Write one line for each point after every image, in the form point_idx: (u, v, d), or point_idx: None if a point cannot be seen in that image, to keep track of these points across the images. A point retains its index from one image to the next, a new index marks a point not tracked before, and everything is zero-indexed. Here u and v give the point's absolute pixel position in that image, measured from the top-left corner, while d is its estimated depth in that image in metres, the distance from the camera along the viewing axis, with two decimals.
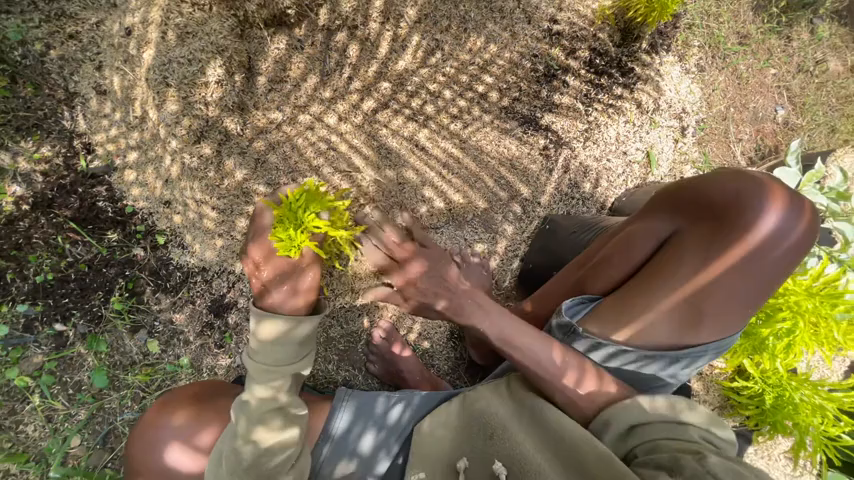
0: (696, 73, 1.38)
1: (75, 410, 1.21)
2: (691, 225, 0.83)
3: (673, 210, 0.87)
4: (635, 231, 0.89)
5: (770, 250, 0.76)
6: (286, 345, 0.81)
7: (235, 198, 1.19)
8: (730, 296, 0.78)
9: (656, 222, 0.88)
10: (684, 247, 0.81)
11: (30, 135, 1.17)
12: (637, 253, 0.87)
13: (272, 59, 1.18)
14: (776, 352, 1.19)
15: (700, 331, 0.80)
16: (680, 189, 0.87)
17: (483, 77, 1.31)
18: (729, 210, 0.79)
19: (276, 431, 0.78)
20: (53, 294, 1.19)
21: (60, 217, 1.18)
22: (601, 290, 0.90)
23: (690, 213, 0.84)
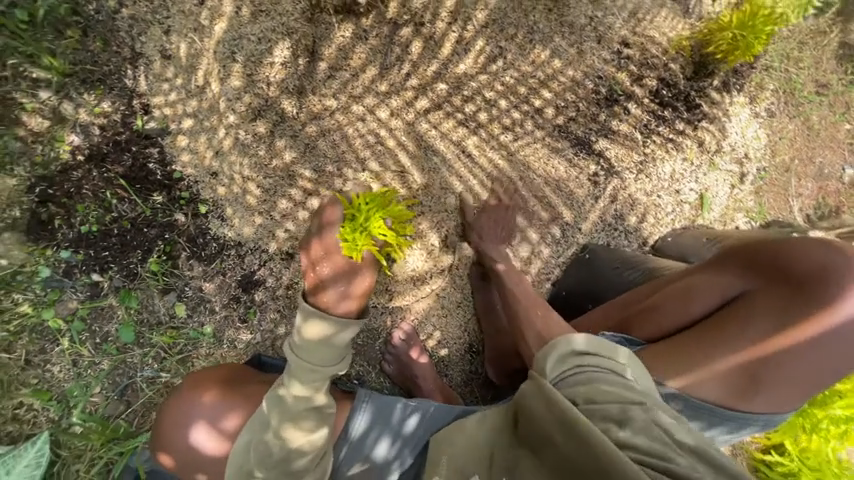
0: (765, 117, 1.32)
1: (99, 359, 1.25)
2: (767, 287, 0.79)
3: (746, 268, 0.83)
4: (698, 282, 0.86)
5: (840, 332, 0.75)
6: (327, 348, 0.81)
7: (281, 179, 1.21)
8: (790, 368, 0.76)
9: (727, 277, 0.84)
10: (755, 307, 0.78)
11: (94, 88, 1.20)
12: (699, 304, 0.84)
13: (336, 46, 1.18)
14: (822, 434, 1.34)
15: (750, 399, 0.78)
16: (757, 248, 0.84)
17: (542, 91, 1.28)
18: (813, 280, 0.76)
19: (306, 430, 0.82)
20: (94, 245, 1.22)
21: (111, 172, 1.21)
22: (649, 336, 0.87)
23: (766, 274, 0.80)
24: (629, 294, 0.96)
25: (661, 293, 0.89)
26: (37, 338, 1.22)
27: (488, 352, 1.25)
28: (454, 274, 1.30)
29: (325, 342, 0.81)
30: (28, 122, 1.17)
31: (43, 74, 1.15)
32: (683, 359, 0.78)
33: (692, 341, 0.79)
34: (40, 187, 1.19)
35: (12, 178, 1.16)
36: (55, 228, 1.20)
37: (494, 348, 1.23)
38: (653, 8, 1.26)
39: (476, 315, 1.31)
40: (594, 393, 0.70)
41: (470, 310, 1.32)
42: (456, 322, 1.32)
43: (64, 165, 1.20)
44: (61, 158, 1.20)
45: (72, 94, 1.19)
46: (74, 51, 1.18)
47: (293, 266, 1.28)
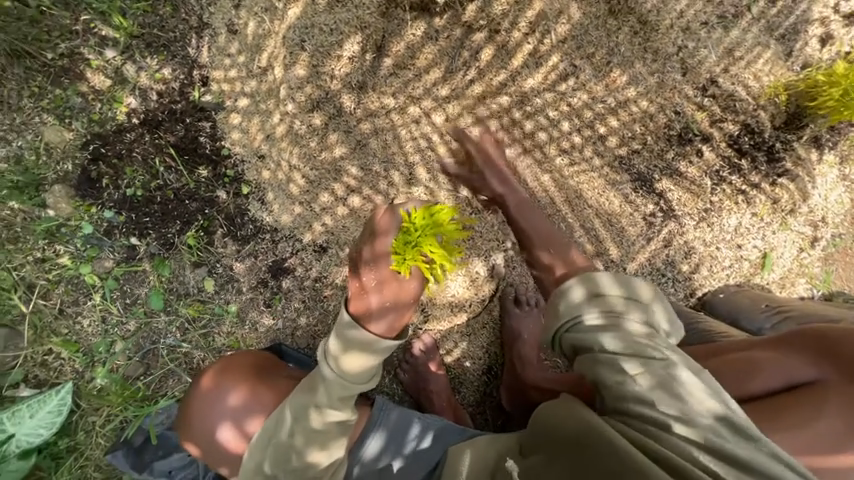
0: (853, 181, 1.20)
1: (126, 320, 1.28)
2: (843, 382, 0.71)
3: (821, 356, 0.75)
4: (762, 360, 0.79)
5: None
6: (366, 377, 0.78)
7: (327, 172, 1.18)
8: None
9: (795, 361, 0.76)
10: (832, 399, 0.69)
11: (158, 54, 1.20)
12: (759, 384, 0.76)
13: (404, 44, 1.13)
14: None
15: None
16: (838, 339, 0.76)
17: (610, 118, 1.20)
18: None
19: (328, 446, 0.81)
20: (137, 209, 1.23)
21: (163, 140, 1.21)
22: None
23: (847, 367, 0.72)
24: None
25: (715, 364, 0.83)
26: (72, 290, 1.26)
27: (508, 379, 1.19)
28: (485, 293, 1.26)
29: (366, 373, 0.77)
30: (91, 79, 1.20)
31: (111, 32, 1.18)
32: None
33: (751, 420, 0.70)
34: (94, 145, 1.21)
35: (69, 131, 1.20)
36: (102, 187, 1.22)
37: (515, 377, 1.17)
38: (753, 45, 1.14)
39: (500, 338, 1.26)
40: (604, 342, 0.69)
41: (494, 332, 1.27)
42: (478, 342, 1.27)
43: (119, 126, 1.21)
44: (116, 119, 1.21)
45: (137, 57, 1.20)
46: (145, 15, 1.18)
47: (323, 259, 1.26)
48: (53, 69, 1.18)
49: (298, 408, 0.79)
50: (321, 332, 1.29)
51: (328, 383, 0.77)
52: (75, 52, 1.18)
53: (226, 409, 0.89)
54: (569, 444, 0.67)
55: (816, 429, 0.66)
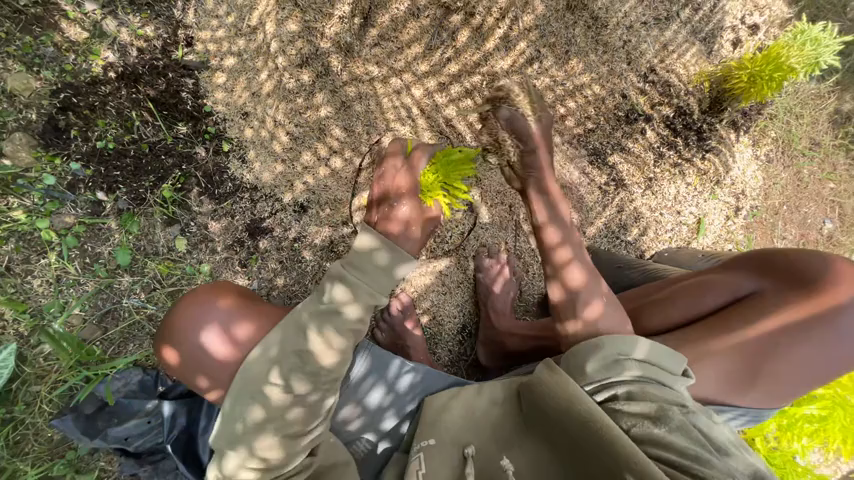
0: (763, 161, 1.44)
1: (84, 280, 1.20)
2: (776, 287, 0.88)
3: (761, 274, 0.91)
4: (714, 282, 0.94)
5: (841, 338, 0.82)
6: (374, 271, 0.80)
7: (312, 130, 1.23)
8: (791, 364, 0.82)
9: (740, 278, 0.93)
10: (769, 303, 0.86)
11: (140, 11, 1.19)
12: (713, 299, 0.92)
13: (389, 17, 1.23)
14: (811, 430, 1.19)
15: (745, 395, 0.84)
16: (774, 258, 0.92)
17: (570, 99, 1.36)
18: (822, 284, 0.84)
19: (330, 343, 0.79)
20: (107, 162, 1.20)
21: (142, 95, 1.20)
22: (661, 326, 0.93)
23: (779, 280, 0.89)
24: (643, 288, 1.04)
25: (675, 289, 0.96)
26: (24, 247, 1.17)
27: (484, 331, 1.26)
28: (460, 254, 1.32)
29: (374, 267, 0.80)
30: (66, 29, 1.17)
31: None
32: (699, 345, 0.83)
33: (705, 330, 0.85)
34: (65, 94, 1.17)
35: (37, 79, 1.16)
36: (70, 138, 1.18)
37: (492, 329, 1.24)
38: (683, 44, 1.37)
39: (475, 297, 1.33)
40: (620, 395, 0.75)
41: (469, 292, 1.34)
42: (454, 302, 1.33)
43: (94, 78, 1.18)
44: (91, 71, 1.18)
45: (118, 12, 1.19)
46: None
47: (303, 219, 1.28)
48: (24, 16, 1.14)
49: (294, 331, 0.79)
50: (298, 292, 1.30)
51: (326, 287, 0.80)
52: (50, 1, 1.15)
53: (237, 313, 0.85)
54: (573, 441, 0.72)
55: (754, 330, 0.83)
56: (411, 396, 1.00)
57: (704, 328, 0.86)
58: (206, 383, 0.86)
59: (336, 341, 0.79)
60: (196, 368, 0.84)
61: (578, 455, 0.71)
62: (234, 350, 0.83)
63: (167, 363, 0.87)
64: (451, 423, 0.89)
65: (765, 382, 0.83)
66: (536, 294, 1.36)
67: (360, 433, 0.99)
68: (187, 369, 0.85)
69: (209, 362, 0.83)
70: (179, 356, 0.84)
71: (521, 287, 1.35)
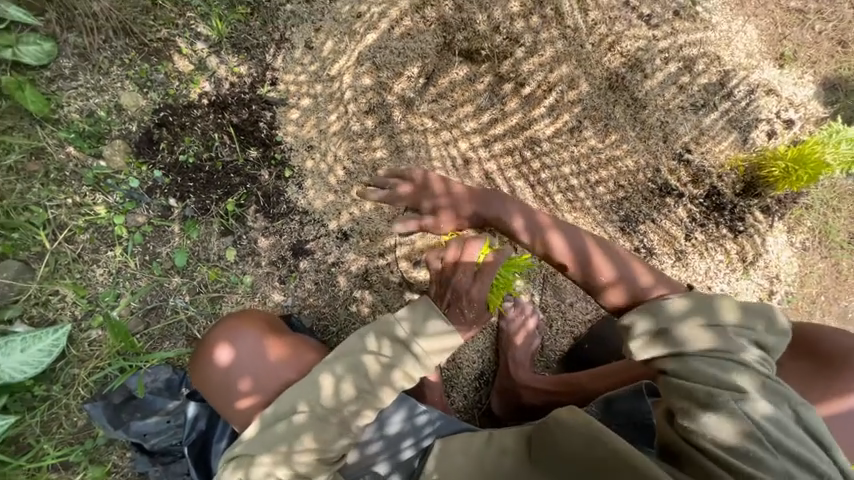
0: (799, 248, 1.44)
1: (140, 275, 1.32)
2: (789, 363, 0.89)
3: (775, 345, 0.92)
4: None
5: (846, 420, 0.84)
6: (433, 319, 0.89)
7: (366, 168, 1.36)
8: None
9: None
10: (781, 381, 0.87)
11: (239, 54, 1.40)
12: None
13: (449, 80, 1.39)
14: None
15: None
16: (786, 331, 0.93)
17: (606, 167, 1.44)
18: (835, 366, 0.86)
19: (384, 378, 0.86)
20: (184, 174, 1.35)
21: (226, 121, 1.38)
22: None
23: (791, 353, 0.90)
24: None
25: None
26: (97, 238, 1.31)
27: (499, 378, 1.26)
28: None
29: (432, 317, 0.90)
30: (177, 62, 1.38)
31: (207, 30, 1.39)
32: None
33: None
34: (164, 113, 1.36)
35: (145, 99, 1.36)
36: (158, 150, 1.35)
37: (507, 377, 1.24)
38: (720, 130, 1.45)
39: (495, 343, 1.34)
40: (675, 374, 0.80)
41: (490, 339, 1.36)
42: (475, 346, 1.35)
43: (189, 102, 1.38)
44: (189, 97, 1.38)
45: (222, 53, 1.40)
46: (238, 22, 1.40)
47: (344, 246, 1.37)
48: (148, 49, 1.37)
49: (348, 352, 0.88)
50: (328, 315, 1.36)
51: (381, 321, 0.90)
52: (170, 39, 1.38)
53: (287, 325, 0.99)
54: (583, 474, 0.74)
55: None
56: (427, 431, 0.99)
57: None
58: (248, 387, 0.92)
59: (390, 378, 0.87)
60: (244, 370, 0.92)
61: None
62: (283, 354, 0.94)
63: (207, 370, 0.93)
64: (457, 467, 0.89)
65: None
66: (558, 350, 1.37)
67: (372, 461, 0.97)
68: (233, 373, 0.92)
69: (257, 364, 0.92)
70: (230, 358, 0.92)
71: (544, 341, 1.36)
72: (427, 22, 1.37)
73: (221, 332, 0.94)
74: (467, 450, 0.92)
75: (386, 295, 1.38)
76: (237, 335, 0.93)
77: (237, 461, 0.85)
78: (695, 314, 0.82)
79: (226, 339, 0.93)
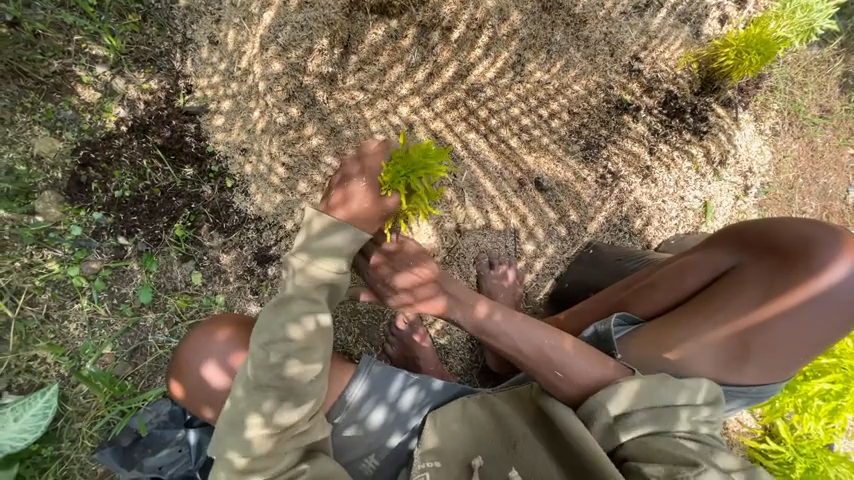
0: (769, 135, 1.38)
1: (113, 320, 1.30)
2: (753, 260, 0.86)
3: (740, 244, 0.88)
4: (693, 260, 0.92)
5: (826, 302, 0.79)
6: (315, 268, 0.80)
7: (306, 159, 1.29)
8: (780, 340, 0.81)
9: (715, 254, 0.91)
10: (746, 280, 0.84)
11: (144, 67, 1.29)
12: (690, 281, 0.91)
13: (369, 43, 1.28)
14: (819, 414, 1.11)
15: (734, 370, 0.83)
16: (747, 227, 0.89)
17: (557, 98, 1.36)
18: (798, 252, 0.82)
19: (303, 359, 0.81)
20: (125, 209, 1.30)
21: (151, 143, 1.30)
22: (647, 314, 0.94)
23: (757, 249, 0.86)
24: (626, 278, 1.02)
25: (659, 273, 0.95)
26: (59, 294, 1.28)
27: None
28: (461, 262, 1.33)
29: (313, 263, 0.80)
30: (81, 93, 1.27)
31: (101, 49, 1.26)
32: (676, 332, 0.86)
33: (684, 316, 0.86)
34: (84, 151, 1.27)
35: (59, 140, 1.26)
36: (92, 191, 1.28)
37: None
38: (669, 29, 1.35)
39: None
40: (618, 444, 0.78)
41: None
42: None
43: (108, 133, 1.28)
44: (105, 127, 1.28)
45: (125, 71, 1.28)
46: (132, 33, 1.28)
47: None
48: (45, 85, 1.25)
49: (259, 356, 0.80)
50: None
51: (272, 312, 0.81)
52: (67, 70, 1.26)
53: (229, 349, 0.92)
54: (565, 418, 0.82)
55: (731, 308, 0.83)
56: (415, 413, 0.98)
57: (683, 314, 0.87)
58: (212, 413, 0.95)
59: (309, 355, 0.81)
60: (202, 400, 0.93)
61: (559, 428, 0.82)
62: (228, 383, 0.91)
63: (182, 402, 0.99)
64: (453, 439, 0.89)
65: (753, 356, 0.82)
66: (543, 294, 1.36)
67: (366, 456, 0.97)
68: (196, 401, 0.95)
69: (209, 391, 0.92)
70: (186, 390, 0.94)
71: (527, 289, 1.35)
72: None
73: (176, 362, 0.96)
74: (456, 417, 0.92)
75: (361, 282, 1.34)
76: (182, 368, 0.93)
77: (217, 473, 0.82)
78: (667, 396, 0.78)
79: (177, 373, 0.94)
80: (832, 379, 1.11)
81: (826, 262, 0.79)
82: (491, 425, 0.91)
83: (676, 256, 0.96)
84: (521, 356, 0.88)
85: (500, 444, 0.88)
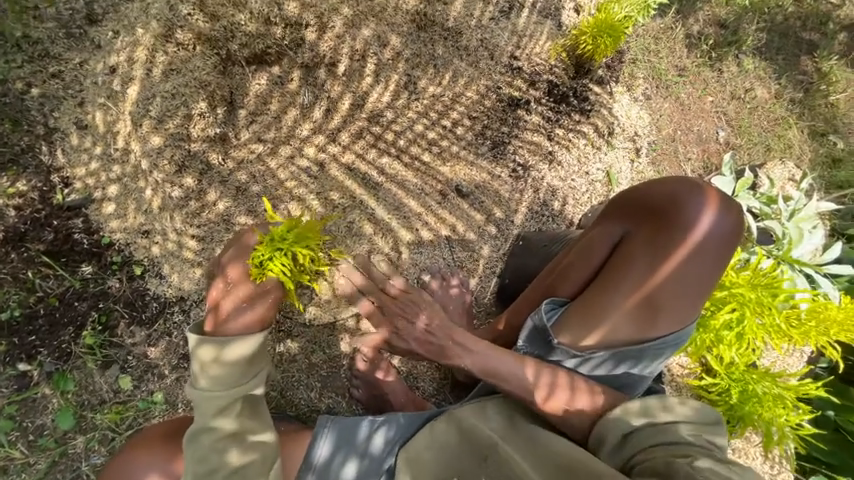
0: (643, 100, 1.54)
1: (34, 458, 1.13)
2: (642, 224, 0.94)
3: (625, 214, 0.97)
4: (596, 235, 0.98)
5: (706, 248, 0.89)
6: (224, 367, 0.76)
7: (217, 225, 1.22)
8: (680, 290, 0.89)
9: (612, 225, 0.98)
10: (639, 243, 0.92)
11: (5, 170, 1.14)
12: (598, 254, 0.97)
13: (254, 95, 1.26)
14: (732, 342, 1.23)
15: (650, 329, 0.91)
16: (627, 196, 0.98)
17: (454, 107, 1.41)
18: (675, 209, 0.91)
19: (237, 453, 0.77)
20: (19, 330, 1.14)
21: (33, 251, 1.15)
22: (570, 294, 0.99)
23: (643, 212, 0.94)
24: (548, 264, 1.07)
25: (568, 257, 1.00)
26: None
27: None
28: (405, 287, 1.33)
29: (221, 362, 0.76)
30: None
31: None
32: (594, 306, 0.92)
33: (598, 290, 0.92)
34: None
35: None
36: None
37: None
38: (535, 26, 1.46)
39: None
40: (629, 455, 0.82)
41: None
42: None
43: None
44: None
45: None
46: None
47: None
48: None
49: (192, 460, 0.76)
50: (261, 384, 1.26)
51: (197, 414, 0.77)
52: None
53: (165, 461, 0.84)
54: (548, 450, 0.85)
55: (634, 272, 0.90)
56: (387, 454, 0.95)
57: (597, 288, 0.93)
58: None
59: (243, 446, 0.78)
60: None
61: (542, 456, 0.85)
62: None
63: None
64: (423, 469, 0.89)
65: (662, 311, 0.90)
66: (491, 294, 1.39)
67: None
68: None
69: None
70: None
71: (474, 294, 1.38)
72: (192, 46, 1.19)
73: None
74: (428, 446, 0.92)
75: (309, 335, 1.27)
76: None
77: None
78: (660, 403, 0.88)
79: None
80: (731, 308, 1.23)
81: (697, 214, 0.89)
82: (460, 442, 0.91)
83: (582, 233, 1.02)
84: (517, 388, 0.92)
85: (471, 459, 0.87)
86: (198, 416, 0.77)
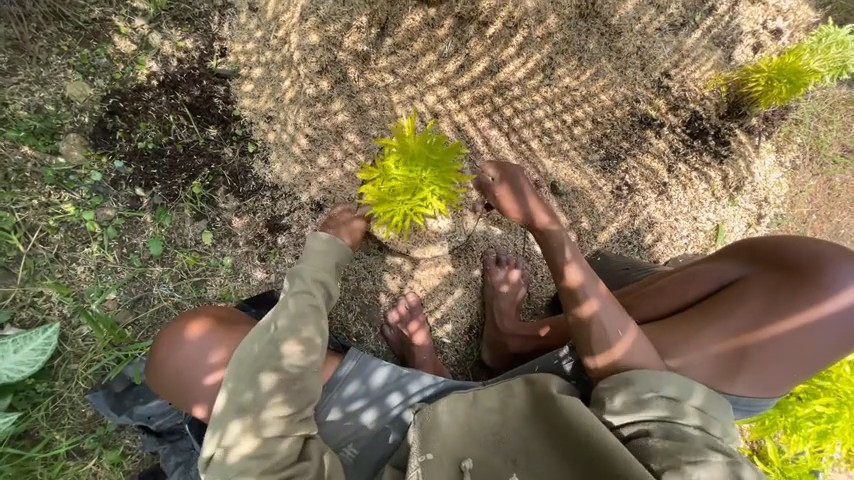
0: (788, 168, 1.39)
1: (121, 268, 1.31)
2: (760, 274, 0.89)
3: (744, 259, 0.93)
4: (701, 271, 0.96)
5: (828, 321, 0.82)
6: (329, 257, 1.02)
7: (329, 134, 1.31)
8: (778, 352, 0.83)
9: (724, 266, 0.95)
10: (750, 289, 0.88)
11: (182, 26, 1.31)
12: (695, 289, 0.95)
13: (405, 28, 1.30)
14: (810, 437, 1.12)
15: (734, 381, 0.84)
16: (755, 243, 0.94)
17: (582, 105, 1.36)
18: (806, 270, 0.85)
19: (305, 334, 0.90)
20: (146, 161, 1.31)
21: (179, 100, 1.31)
22: (648, 316, 0.97)
23: (766, 263, 0.90)
24: (632, 286, 1.07)
25: (664, 281, 1.00)
26: (71, 236, 1.29)
27: (488, 332, 1.26)
28: (468, 255, 1.34)
29: (328, 253, 1.02)
30: (118, 43, 1.29)
31: (143, 4, 1.29)
32: (676, 332, 0.87)
33: (685, 319, 0.89)
34: (113, 99, 1.29)
35: (91, 87, 1.28)
36: (115, 139, 1.30)
37: (495, 330, 1.23)
38: (702, 51, 1.36)
39: (481, 298, 1.35)
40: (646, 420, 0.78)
41: (476, 293, 1.36)
42: (462, 301, 1.35)
43: (139, 85, 1.30)
44: (136, 79, 1.30)
45: (163, 27, 1.30)
46: None
47: (319, 217, 1.35)
48: (84, 32, 1.27)
49: (268, 326, 0.90)
50: None
51: (290, 292, 0.94)
52: (106, 18, 1.28)
53: (185, 322, 0.96)
54: (573, 434, 0.79)
55: (734, 315, 0.86)
56: (413, 381, 1.07)
57: (684, 317, 0.90)
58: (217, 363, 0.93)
59: (311, 329, 0.91)
60: (197, 368, 0.92)
61: (567, 440, 0.79)
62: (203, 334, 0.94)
63: (180, 352, 0.92)
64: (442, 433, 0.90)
65: (752, 366, 0.83)
66: (545, 296, 1.37)
67: (351, 439, 1.03)
68: (192, 378, 0.93)
69: (196, 358, 0.92)
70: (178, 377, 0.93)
71: (529, 291, 1.36)
72: None
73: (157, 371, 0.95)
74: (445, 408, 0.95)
75: (367, 262, 1.33)
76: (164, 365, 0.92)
77: (213, 433, 0.85)
78: (688, 388, 0.79)
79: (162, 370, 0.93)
80: (825, 402, 1.12)
81: (831, 281, 0.83)
82: (484, 431, 0.89)
83: (685, 267, 1.01)
84: (597, 322, 0.85)
85: (489, 439, 0.87)
86: (288, 294, 0.94)
